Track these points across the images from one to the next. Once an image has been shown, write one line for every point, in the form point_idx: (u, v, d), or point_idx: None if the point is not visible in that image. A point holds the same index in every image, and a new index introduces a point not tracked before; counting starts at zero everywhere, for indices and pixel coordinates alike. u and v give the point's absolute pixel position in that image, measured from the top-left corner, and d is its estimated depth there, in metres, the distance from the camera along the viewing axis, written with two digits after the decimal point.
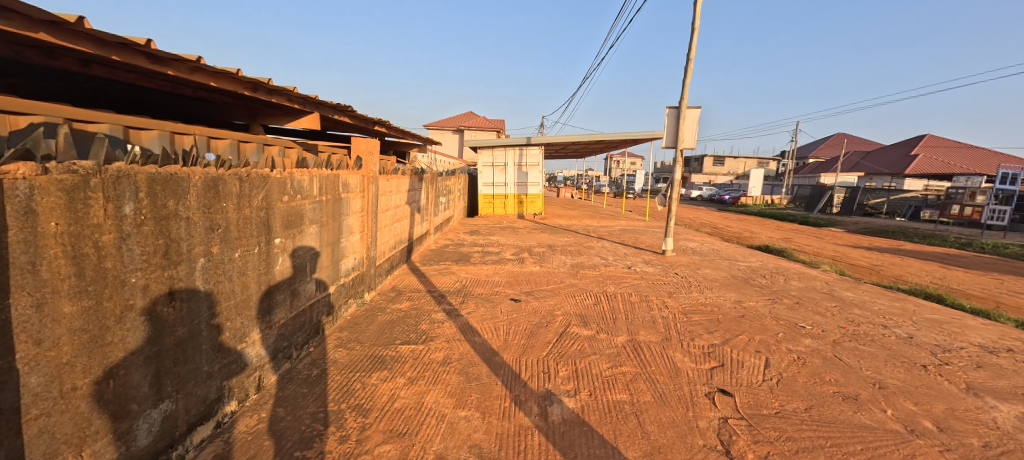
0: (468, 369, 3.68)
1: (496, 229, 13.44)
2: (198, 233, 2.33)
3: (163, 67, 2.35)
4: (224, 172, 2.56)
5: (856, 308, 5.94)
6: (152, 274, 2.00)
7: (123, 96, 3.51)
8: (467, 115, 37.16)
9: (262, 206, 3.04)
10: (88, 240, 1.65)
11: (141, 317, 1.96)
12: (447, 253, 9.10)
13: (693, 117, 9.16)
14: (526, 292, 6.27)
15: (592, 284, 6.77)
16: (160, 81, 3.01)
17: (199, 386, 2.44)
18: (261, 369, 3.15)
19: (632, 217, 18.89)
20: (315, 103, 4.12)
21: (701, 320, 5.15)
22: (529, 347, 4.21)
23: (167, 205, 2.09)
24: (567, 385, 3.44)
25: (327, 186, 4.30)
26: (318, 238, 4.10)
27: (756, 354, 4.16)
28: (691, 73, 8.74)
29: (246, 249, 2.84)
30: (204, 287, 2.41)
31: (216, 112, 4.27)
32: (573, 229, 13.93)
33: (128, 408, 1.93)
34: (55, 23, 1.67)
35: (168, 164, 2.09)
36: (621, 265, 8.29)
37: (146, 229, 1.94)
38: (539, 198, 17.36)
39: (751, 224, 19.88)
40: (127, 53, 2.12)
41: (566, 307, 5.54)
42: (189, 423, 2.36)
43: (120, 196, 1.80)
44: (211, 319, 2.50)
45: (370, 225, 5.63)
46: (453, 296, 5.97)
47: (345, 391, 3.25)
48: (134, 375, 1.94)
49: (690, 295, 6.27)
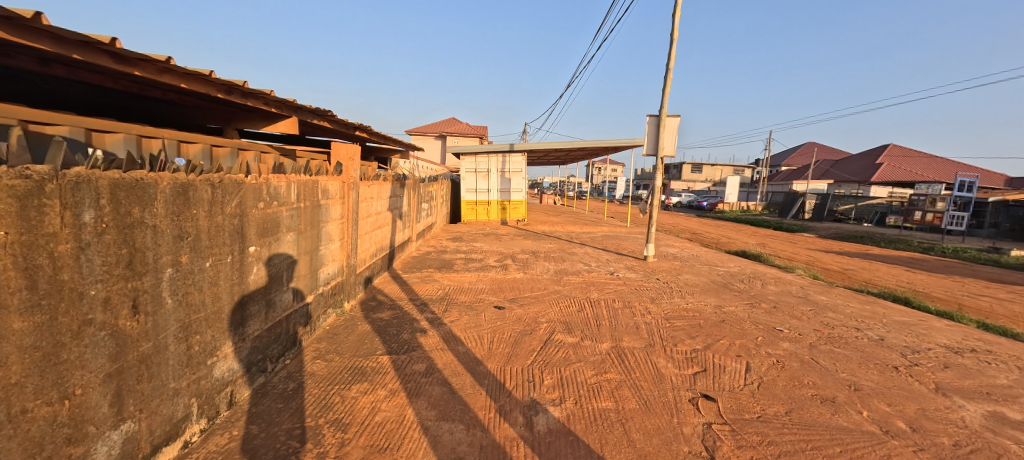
0: (451, 379, 3.61)
1: (479, 236, 13.37)
2: (166, 242, 2.21)
3: (129, 67, 2.23)
4: (195, 178, 2.44)
5: (830, 311, 6.13)
6: (114, 285, 1.88)
7: (86, 98, 3.34)
8: (450, 121, 37.16)
9: (235, 213, 2.91)
10: (42, 250, 1.54)
11: (101, 333, 1.83)
12: (429, 261, 8.98)
13: (673, 126, 9.37)
14: (510, 299, 6.23)
15: (575, 291, 6.77)
16: (127, 83, 2.86)
17: (165, 405, 2.30)
18: (234, 384, 3.01)
19: (614, 223, 19.07)
20: (293, 107, 4.03)
21: (683, 326, 5.21)
22: (514, 355, 4.18)
23: (132, 213, 1.98)
24: (552, 394, 3.41)
25: (306, 192, 4.18)
26: (296, 246, 3.98)
27: (737, 358, 4.23)
28: (671, 83, 8.96)
29: (219, 258, 2.72)
30: (171, 299, 2.29)
31: (187, 115, 4.11)
32: (557, 235, 13.98)
33: (85, 430, 1.80)
34: (10, 18, 1.57)
35: (133, 169, 1.99)
36: (605, 271, 8.36)
37: (108, 238, 1.83)
38: (522, 204, 17.31)
39: (727, 230, 20.43)
40: (89, 52, 2.00)
41: (550, 314, 5.52)
42: (153, 445, 2.22)
43: (79, 204, 1.68)
44: (179, 333, 2.37)
45: (350, 232, 5.48)
46: (436, 304, 5.88)
47: (323, 404, 3.14)
48: (93, 394, 1.81)
49: (672, 300, 6.36)
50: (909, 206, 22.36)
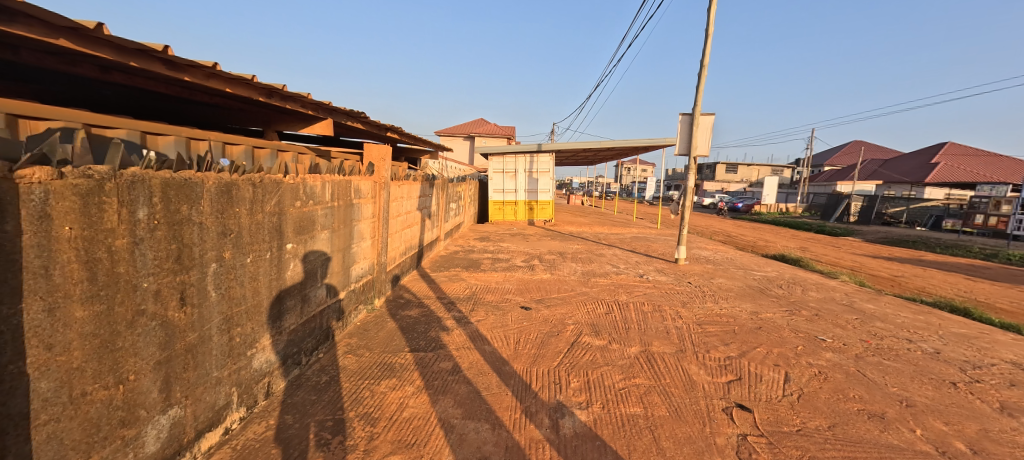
0: (478, 379, 3.63)
1: (506, 236, 13.40)
2: (211, 238, 2.34)
3: (180, 73, 2.37)
4: (238, 178, 2.56)
5: (878, 321, 5.72)
6: (164, 278, 2.00)
7: (142, 103, 3.58)
8: (478, 122, 37.52)
9: (274, 211, 3.03)
10: (101, 245, 1.64)
11: (152, 323, 1.95)
12: (456, 260, 9.07)
13: (707, 125, 9.02)
14: (536, 299, 6.20)
15: (603, 293, 6.65)
16: (178, 88, 3.05)
17: (208, 392, 2.42)
18: (271, 375, 3.14)
19: (643, 224, 18.65)
20: (328, 109, 4.17)
21: (716, 331, 5.00)
22: (540, 356, 4.14)
23: (181, 210, 2.09)
24: (578, 397, 3.35)
25: (340, 191, 4.31)
26: (330, 243, 4.11)
27: (774, 368, 4.01)
28: (705, 80, 8.64)
29: (258, 254, 2.84)
30: (215, 292, 2.41)
31: (231, 118, 4.33)
32: (584, 236, 13.80)
33: (137, 414, 1.92)
34: (75, 29, 1.70)
35: (182, 168, 2.11)
36: (634, 273, 8.17)
37: (159, 234, 1.95)
38: (549, 205, 17.24)
39: (764, 232, 19.52)
40: (144, 59, 2.13)
41: (577, 316, 5.44)
42: (197, 430, 2.34)
43: (134, 202, 1.79)
44: (222, 324, 2.49)
45: (381, 230, 5.62)
46: (463, 303, 5.93)
47: (354, 398, 3.22)
48: (144, 380, 1.93)
49: (705, 305, 6.12)
50: (970, 209, 20.59)
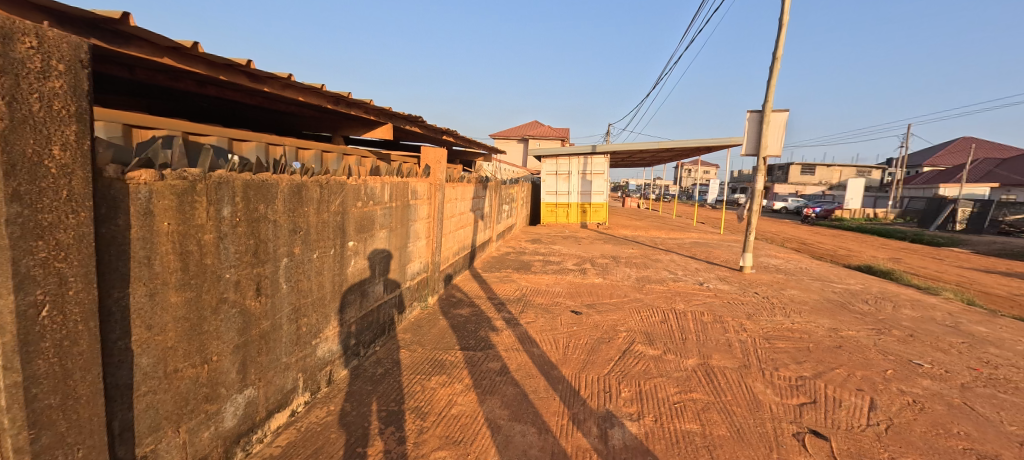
0: (525, 381, 3.61)
1: (558, 238, 13.27)
2: (283, 234, 2.55)
3: (260, 85, 2.62)
4: (307, 179, 2.77)
5: (994, 347, 4.85)
6: (243, 270, 2.21)
7: (231, 113, 4.00)
8: (532, 125, 37.64)
9: (338, 211, 3.25)
10: (193, 239, 1.85)
11: (232, 310, 2.16)
12: (508, 262, 9.15)
13: (779, 122, 8.26)
14: (587, 304, 6.05)
15: (659, 300, 6.33)
16: (260, 98, 3.37)
17: (278, 376, 2.64)
18: (333, 364, 3.36)
19: (705, 229, 17.52)
20: (389, 114, 4.39)
21: (786, 348, 4.55)
22: (589, 363, 4.03)
23: (258, 209, 2.30)
24: (629, 407, 3.20)
25: (398, 193, 4.52)
26: (388, 242, 4.32)
27: (858, 393, 3.55)
28: (778, 73, 7.92)
29: (323, 251, 3.05)
30: (286, 285, 2.62)
31: (304, 125, 4.72)
32: (639, 241, 13.27)
33: (219, 391, 2.13)
34: (176, 48, 1.94)
35: (261, 171, 2.32)
36: (693, 281, 7.69)
37: (240, 231, 2.15)
38: (603, 207, 16.84)
39: (847, 241, 17.48)
40: (232, 74, 2.39)
41: (630, 323, 5.22)
42: (267, 410, 2.56)
43: (219, 201, 1.99)
44: (291, 314, 2.71)
45: (436, 230, 5.81)
46: (513, 304, 5.95)
47: (406, 392, 3.34)
48: (224, 361, 2.15)
49: (774, 318, 5.60)
50: None
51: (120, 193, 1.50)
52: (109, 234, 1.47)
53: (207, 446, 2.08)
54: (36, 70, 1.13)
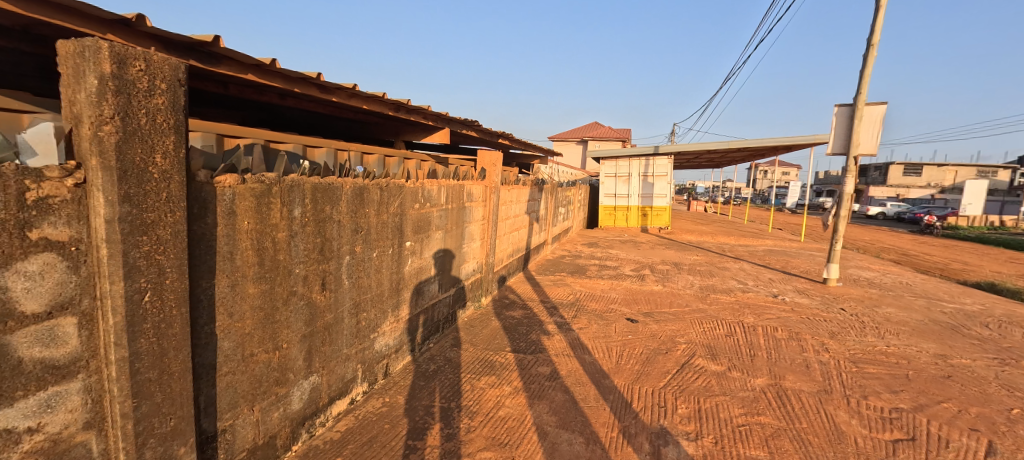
0: (574, 388, 3.52)
1: (615, 242, 12.86)
2: (347, 234, 2.74)
3: (330, 95, 2.85)
4: (369, 182, 2.95)
5: None
6: (311, 266, 2.40)
7: (307, 121, 4.40)
8: (591, 126, 36.96)
9: (397, 212, 3.42)
10: (268, 237, 2.05)
11: (301, 302, 2.36)
12: (562, 265, 9.04)
13: (875, 116, 7.27)
14: (644, 312, 5.78)
15: (725, 311, 5.87)
16: (331, 108, 3.66)
17: (339, 366, 2.84)
18: (389, 358, 3.54)
19: (781, 236, 15.96)
20: (446, 119, 4.55)
21: (879, 374, 3.97)
22: (644, 374, 3.83)
23: (325, 210, 2.49)
24: (686, 426, 2.99)
25: (454, 195, 4.66)
26: (443, 243, 4.47)
27: (972, 434, 2.99)
28: (874, 61, 6.98)
29: (382, 250, 3.23)
30: (348, 281, 2.81)
31: (370, 132, 5.04)
32: (704, 247, 12.43)
33: (287, 376, 2.34)
34: (258, 65, 2.18)
35: (327, 175, 2.51)
36: (765, 292, 7.03)
37: (308, 230, 2.34)
38: (665, 211, 16.08)
39: (964, 253, 14.91)
40: (305, 86, 2.63)
41: (691, 335, 4.89)
42: (329, 396, 2.76)
43: (291, 202, 2.19)
44: (352, 309, 2.90)
45: (490, 232, 5.91)
46: (566, 309, 5.85)
47: (456, 390, 3.42)
48: (293, 349, 2.35)
49: (864, 338, 4.92)
50: None
51: (209, 195, 1.70)
52: (200, 231, 1.67)
53: (276, 425, 2.29)
54: (144, 90, 1.33)
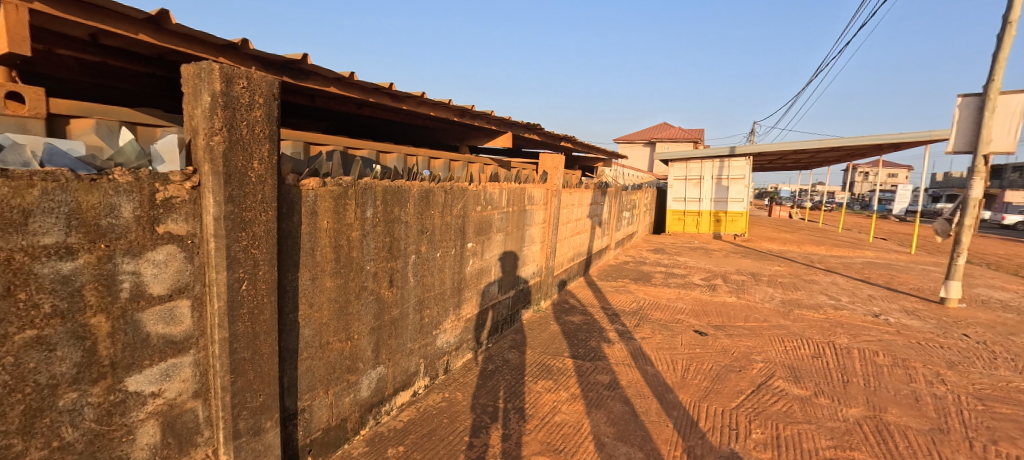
0: (635, 400, 3.37)
1: (684, 249, 12.11)
2: (413, 234, 2.89)
3: (401, 103, 3.04)
4: (434, 185, 3.09)
5: None
6: (380, 263, 2.57)
7: (382, 129, 4.73)
8: (659, 127, 35.27)
9: (460, 214, 3.53)
10: (343, 235, 2.23)
11: (370, 297, 2.53)
12: (625, 271, 8.71)
13: (1015, 105, 6.02)
14: (715, 325, 5.36)
15: (813, 330, 5.23)
16: (402, 115, 3.91)
17: (404, 359, 3.00)
18: (450, 355, 3.67)
19: (886, 247, 13.88)
20: (508, 123, 4.63)
21: (1019, 416, 3.27)
22: (713, 392, 3.55)
23: (394, 211, 2.65)
24: (761, 453, 2.71)
25: (515, 198, 4.71)
26: (503, 245, 4.53)
27: None
28: (1013, 39, 5.79)
29: (446, 250, 3.36)
30: (413, 278, 2.96)
31: (438, 137, 5.29)
32: (788, 257, 11.22)
33: (358, 365, 2.52)
34: (339, 78, 2.41)
35: (397, 178, 2.67)
36: (865, 310, 6.15)
37: (379, 230, 2.51)
38: (742, 217, 14.83)
39: None
40: (379, 96, 2.83)
41: (770, 353, 4.43)
42: (394, 387, 2.92)
43: (364, 203, 2.36)
44: (416, 305, 3.05)
45: (550, 235, 5.88)
46: (628, 317, 5.62)
47: (513, 391, 3.44)
48: (363, 341, 2.52)
49: (999, 372, 4.08)
50: None
51: (295, 197, 1.90)
52: (287, 229, 1.87)
53: (347, 410, 2.48)
54: (246, 104, 1.52)
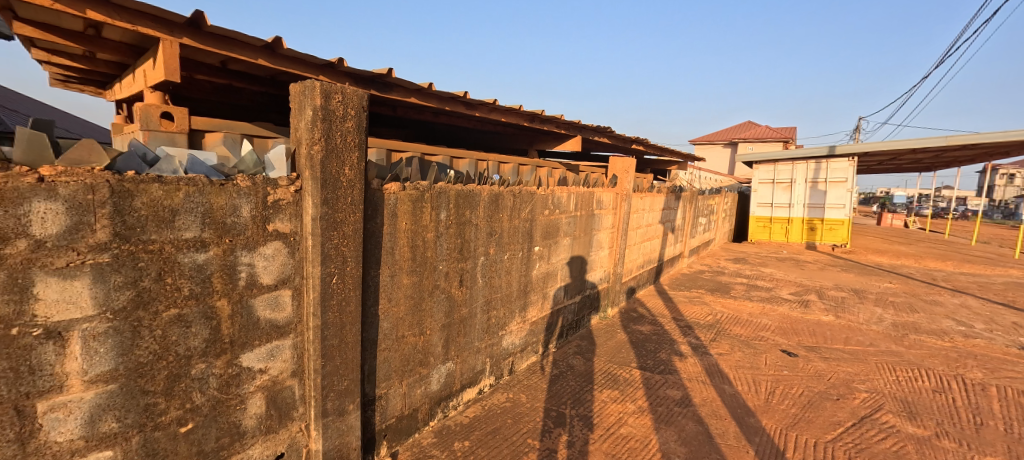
0: (709, 420, 3.11)
1: (771, 260, 10.94)
2: (482, 236, 2.97)
3: (474, 110, 3.16)
4: (504, 189, 3.16)
5: None
6: (452, 264, 2.69)
7: (455, 135, 4.96)
8: (742, 126, 32.39)
9: (527, 218, 3.56)
10: (419, 236, 2.37)
11: (442, 295, 2.65)
12: (700, 281, 8.11)
13: None
14: (808, 346, 4.76)
15: (938, 359, 4.41)
16: (474, 122, 4.06)
17: (471, 357, 3.09)
18: (514, 356, 3.70)
19: None
20: (578, 126, 4.58)
21: None
22: (804, 421, 3.15)
23: (465, 214, 2.75)
24: None
25: (583, 202, 4.63)
26: (570, 249, 4.48)
27: None
28: None
29: (513, 253, 3.41)
30: (481, 279, 3.05)
31: (507, 143, 5.40)
32: (904, 273, 9.61)
33: (429, 359, 2.65)
34: (418, 89, 2.59)
35: (469, 182, 2.78)
36: (1014, 341, 5.03)
37: (451, 231, 2.63)
38: (843, 225, 13.05)
39: None
40: (454, 104, 2.98)
41: (878, 383, 3.82)
42: (461, 383, 3.03)
43: (439, 206, 2.49)
44: (484, 305, 3.13)
45: (619, 240, 5.68)
46: (703, 330, 5.22)
47: (577, 398, 3.37)
48: (434, 336, 2.65)
49: None
50: None
51: (379, 200, 2.06)
52: (371, 229, 2.04)
53: (418, 401, 2.62)
54: (341, 116, 1.69)
